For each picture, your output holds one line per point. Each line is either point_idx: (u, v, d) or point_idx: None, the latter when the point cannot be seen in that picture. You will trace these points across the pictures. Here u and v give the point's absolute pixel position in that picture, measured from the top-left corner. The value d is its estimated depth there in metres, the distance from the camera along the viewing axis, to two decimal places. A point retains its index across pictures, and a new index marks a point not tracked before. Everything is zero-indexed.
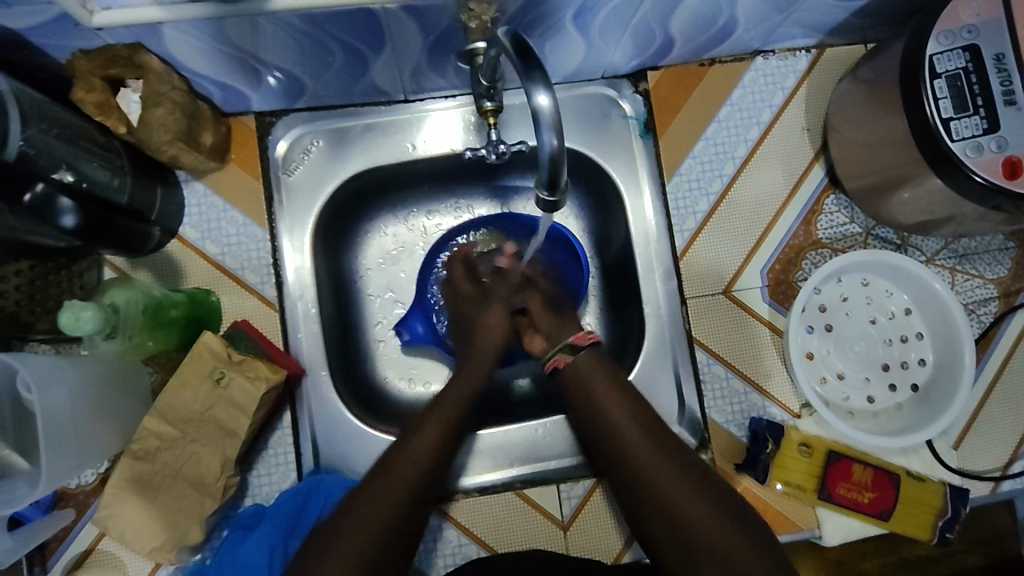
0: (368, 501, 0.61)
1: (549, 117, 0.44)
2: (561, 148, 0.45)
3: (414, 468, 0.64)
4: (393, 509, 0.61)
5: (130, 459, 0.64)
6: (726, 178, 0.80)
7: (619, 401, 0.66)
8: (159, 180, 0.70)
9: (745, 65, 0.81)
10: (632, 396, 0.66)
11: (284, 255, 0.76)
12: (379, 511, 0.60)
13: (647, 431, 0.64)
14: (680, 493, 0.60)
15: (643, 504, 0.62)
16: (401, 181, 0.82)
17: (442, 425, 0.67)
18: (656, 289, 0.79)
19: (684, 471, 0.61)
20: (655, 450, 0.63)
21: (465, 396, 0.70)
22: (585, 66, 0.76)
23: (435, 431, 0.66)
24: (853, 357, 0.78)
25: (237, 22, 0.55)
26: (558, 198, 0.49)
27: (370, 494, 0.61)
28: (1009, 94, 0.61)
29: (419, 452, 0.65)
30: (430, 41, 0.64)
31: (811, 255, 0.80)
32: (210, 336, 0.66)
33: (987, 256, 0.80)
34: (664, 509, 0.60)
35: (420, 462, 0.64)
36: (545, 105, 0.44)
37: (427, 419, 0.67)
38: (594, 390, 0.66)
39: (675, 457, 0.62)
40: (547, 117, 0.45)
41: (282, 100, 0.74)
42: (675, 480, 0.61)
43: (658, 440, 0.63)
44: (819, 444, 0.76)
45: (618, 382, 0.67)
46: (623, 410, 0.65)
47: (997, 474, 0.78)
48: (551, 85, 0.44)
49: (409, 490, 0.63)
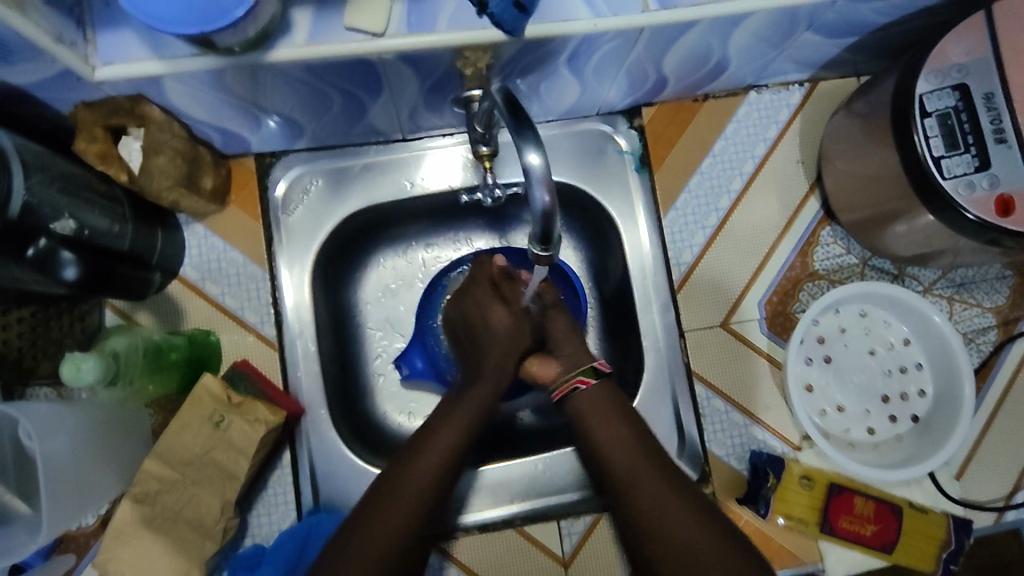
0: (375, 521, 0.61)
1: (540, 173, 0.44)
2: (554, 204, 0.46)
3: (413, 505, 0.62)
4: (395, 533, 0.61)
5: (131, 503, 0.63)
6: (722, 212, 0.81)
7: (624, 433, 0.66)
8: (160, 224, 0.71)
9: (739, 99, 0.82)
10: (634, 430, 0.67)
11: (283, 300, 0.76)
12: (381, 540, 0.60)
13: (650, 463, 0.64)
14: (684, 526, 0.60)
15: (641, 535, 0.62)
16: (401, 218, 0.83)
17: (449, 448, 0.65)
18: (654, 321, 0.79)
19: (687, 504, 0.61)
20: (659, 480, 0.63)
21: (466, 422, 0.67)
22: (581, 104, 0.77)
23: (436, 454, 0.65)
24: (853, 388, 0.78)
25: (236, 72, 0.56)
26: (550, 249, 0.50)
27: (372, 522, 0.61)
28: (999, 132, 0.61)
29: (423, 480, 0.63)
30: (427, 86, 0.65)
31: (808, 287, 0.80)
32: (209, 379, 0.66)
33: (985, 285, 0.81)
34: (665, 541, 0.60)
35: (426, 490, 0.63)
36: (536, 162, 0.44)
37: (430, 440, 0.66)
38: (598, 420, 0.67)
39: (678, 489, 0.63)
40: (538, 173, 0.45)
41: (282, 142, 0.75)
42: (675, 515, 0.61)
43: (660, 472, 0.64)
44: (820, 476, 0.75)
45: (622, 413, 0.68)
46: (628, 441, 0.66)
47: (1000, 504, 0.77)
48: (542, 143, 0.45)
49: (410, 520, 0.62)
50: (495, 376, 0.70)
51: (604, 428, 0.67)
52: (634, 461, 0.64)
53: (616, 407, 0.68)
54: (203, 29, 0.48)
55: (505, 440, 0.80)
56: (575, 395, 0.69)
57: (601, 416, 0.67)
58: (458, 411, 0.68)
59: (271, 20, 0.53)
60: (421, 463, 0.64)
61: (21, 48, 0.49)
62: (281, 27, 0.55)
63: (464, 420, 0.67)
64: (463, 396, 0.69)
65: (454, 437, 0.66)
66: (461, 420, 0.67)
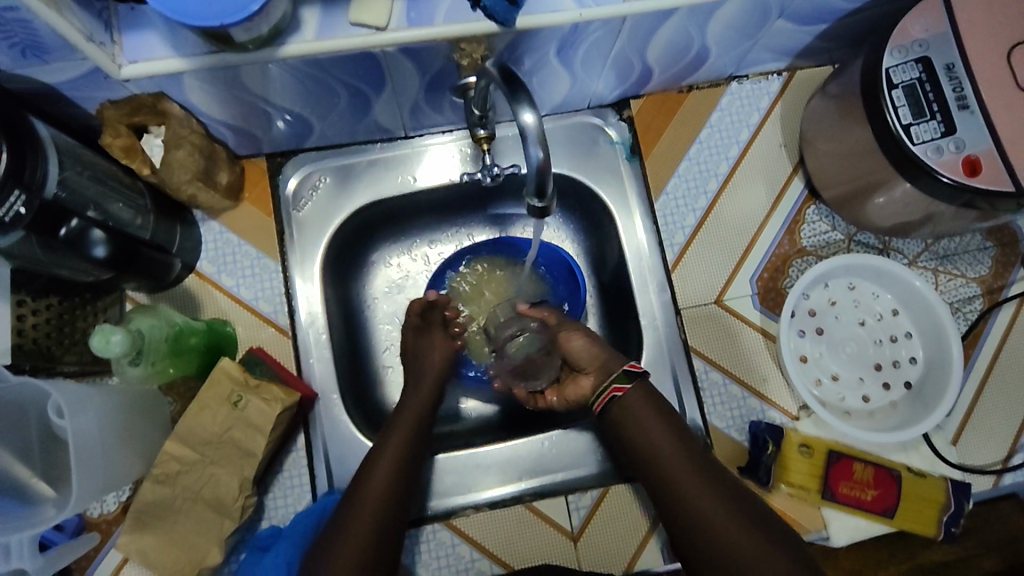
0: (359, 512, 0.64)
1: (533, 132, 0.48)
2: (547, 161, 0.49)
3: (378, 494, 0.66)
4: (375, 521, 0.64)
5: (152, 483, 0.67)
6: (710, 195, 0.85)
7: (655, 415, 0.68)
8: (178, 219, 0.75)
9: (722, 89, 0.87)
10: (681, 431, 0.68)
11: (297, 302, 0.80)
12: (361, 531, 0.63)
13: (681, 450, 0.66)
14: (712, 513, 0.63)
15: (683, 533, 0.64)
16: (405, 214, 0.88)
17: (401, 448, 0.68)
18: (651, 301, 0.83)
19: (731, 513, 0.63)
20: (700, 486, 0.64)
21: (416, 416, 0.72)
22: (571, 97, 0.82)
23: (395, 444, 0.69)
24: (846, 358, 0.80)
25: (250, 69, 0.61)
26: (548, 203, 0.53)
27: (356, 513, 0.64)
28: (962, 99, 0.65)
29: (386, 474, 0.66)
30: (427, 80, 0.70)
31: (797, 263, 0.83)
32: (227, 361, 0.69)
33: (968, 256, 0.84)
34: (690, 520, 0.63)
35: (394, 480, 0.67)
36: (528, 121, 0.47)
37: (392, 433, 0.70)
38: (640, 428, 0.67)
39: (721, 495, 0.64)
40: (532, 133, 0.49)
41: (291, 141, 0.79)
42: (692, 489, 0.64)
43: (702, 476, 0.65)
44: (819, 444, 0.77)
45: (664, 415, 0.68)
46: (670, 443, 0.66)
47: (998, 468, 0.79)
48: (535, 105, 0.48)
49: (381, 506, 0.65)
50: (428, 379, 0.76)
51: (648, 434, 0.67)
52: (679, 472, 0.65)
53: (656, 408, 0.68)
54: (222, 23, 0.53)
55: (510, 429, 0.85)
56: (619, 403, 0.68)
57: (642, 408, 0.68)
58: (405, 410, 0.72)
59: (282, 19, 0.59)
60: (385, 458, 0.67)
61: (56, 47, 0.54)
62: (292, 25, 0.60)
63: (411, 415, 0.72)
64: (411, 394, 0.74)
65: (408, 430, 0.70)
66: (412, 415, 0.72)
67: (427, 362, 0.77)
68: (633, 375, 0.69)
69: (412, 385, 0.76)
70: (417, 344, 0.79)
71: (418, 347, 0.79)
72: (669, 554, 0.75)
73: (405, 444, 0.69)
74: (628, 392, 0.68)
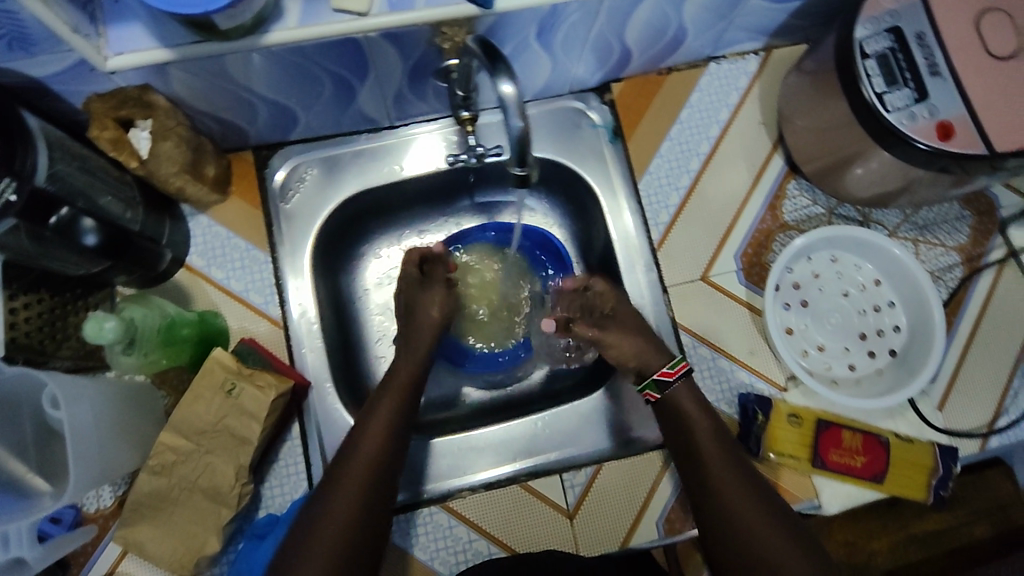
0: (340, 487, 0.63)
1: (513, 102, 0.49)
2: (527, 130, 0.50)
3: (364, 465, 0.64)
4: (358, 497, 0.62)
5: (148, 474, 0.67)
6: (692, 174, 0.87)
7: (704, 417, 0.68)
8: (167, 214, 0.76)
9: (700, 70, 0.89)
10: (719, 424, 0.68)
11: (288, 292, 0.80)
12: (344, 506, 0.61)
13: (727, 454, 0.66)
14: (744, 511, 0.61)
15: (712, 531, 0.62)
16: (393, 204, 0.89)
17: (385, 423, 0.68)
18: (638, 279, 0.84)
19: (765, 516, 0.61)
20: (741, 487, 0.63)
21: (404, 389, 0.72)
22: (554, 81, 0.84)
23: (382, 420, 0.68)
24: (831, 328, 0.81)
25: (234, 58, 0.62)
26: (530, 171, 0.54)
27: (338, 488, 0.63)
28: (934, 67, 0.66)
29: (371, 447, 0.66)
30: (410, 66, 0.71)
31: (780, 238, 0.85)
32: (221, 351, 0.69)
33: (946, 226, 0.86)
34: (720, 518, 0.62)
35: (378, 455, 0.65)
36: (508, 91, 0.49)
37: (376, 409, 0.69)
38: (687, 427, 0.68)
39: (757, 497, 0.62)
40: (512, 103, 0.50)
41: (278, 132, 0.80)
42: (730, 490, 0.63)
43: (731, 464, 0.65)
44: (808, 414, 0.78)
45: (704, 404, 0.69)
46: (715, 446, 0.66)
47: (984, 431, 0.80)
48: (514, 74, 0.49)
49: (370, 472, 0.64)
50: (416, 350, 0.76)
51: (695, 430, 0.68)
52: (720, 473, 0.64)
53: (705, 410, 0.69)
54: (207, 10, 0.54)
55: (503, 414, 0.86)
56: (668, 396, 0.70)
57: (694, 410, 0.69)
58: (390, 388, 0.72)
59: (265, 7, 0.59)
60: (368, 433, 0.67)
61: (43, 38, 0.54)
62: (274, 14, 0.61)
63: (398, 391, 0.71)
64: (398, 370, 0.74)
65: (394, 405, 0.70)
66: (400, 393, 0.71)
67: (421, 317, 0.78)
68: (662, 383, 0.70)
69: (401, 351, 0.76)
70: (416, 297, 0.80)
71: (415, 302, 0.79)
72: (665, 527, 0.76)
73: (392, 417, 0.68)
74: (676, 381, 0.70)
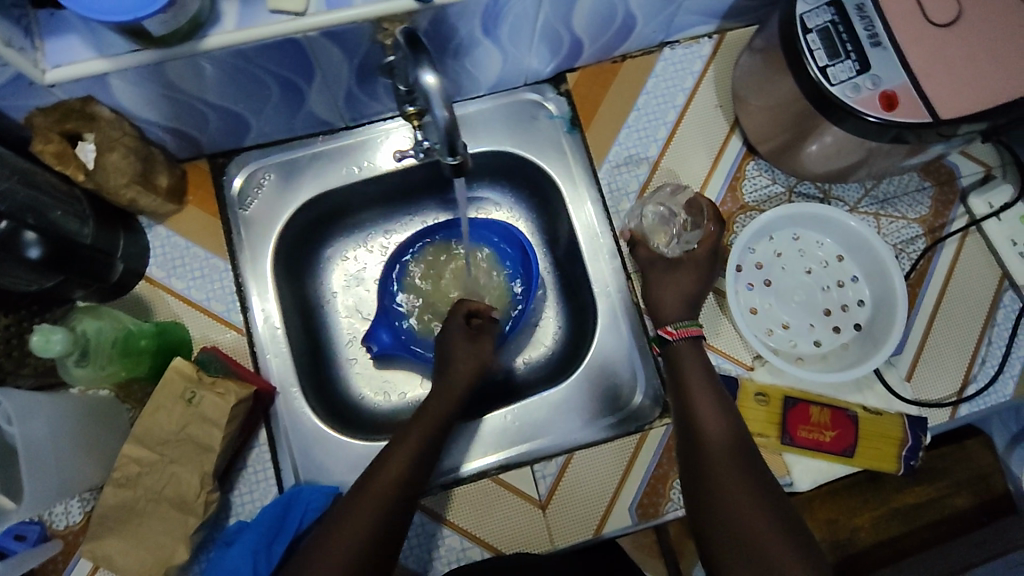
0: (360, 501, 0.63)
1: (437, 93, 0.52)
2: (453, 118, 0.52)
3: (389, 482, 0.65)
4: (380, 511, 0.63)
5: (113, 487, 0.67)
6: (651, 160, 0.87)
7: (711, 402, 0.68)
8: (121, 226, 0.76)
9: (655, 56, 0.89)
10: (728, 414, 0.67)
11: (251, 300, 0.80)
12: (360, 519, 0.62)
13: (730, 439, 0.64)
14: (738, 496, 0.60)
15: (705, 513, 0.61)
16: (356, 206, 0.89)
17: (415, 442, 0.69)
18: (603, 268, 0.84)
19: (761, 502, 0.59)
20: (738, 471, 0.62)
21: (444, 413, 0.73)
22: (507, 74, 0.83)
23: (411, 443, 0.69)
24: (795, 306, 0.82)
25: (173, 64, 0.62)
26: (462, 160, 0.57)
27: (360, 502, 0.63)
28: (874, 37, 0.66)
29: (398, 464, 0.66)
30: (356, 64, 0.71)
31: (741, 220, 0.85)
32: (181, 361, 0.69)
33: (907, 198, 0.86)
34: (713, 502, 0.60)
35: (404, 473, 0.66)
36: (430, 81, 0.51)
37: (410, 429, 0.70)
38: (693, 413, 0.68)
39: (754, 483, 0.61)
40: (437, 94, 0.53)
41: (232, 139, 0.80)
42: (726, 472, 0.62)
43: (734, 453, 0.63)
44: (775, 392, 0.78)
45: (716, 395, 0.69)
46: (718, 432, 0.65)
47: (954, 400, 0.80)
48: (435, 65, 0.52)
49: (381, 515, 0.62)
50: (458, 384, 0.76)
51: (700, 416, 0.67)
52: (718, 456, 0.63)
53: (715, 396, 0.68)
54: (137, 16, 0.54)
55: (472, 413, 0.84)
56: (670, 350, 0.75)
57: (701, 396, 0.68)
58: (428, 411, 0.73)
59: (200, 11, 0.59)
60: (398, 452, 0.67)
61: None
62: (211, 18, 0.61)
63: (436, 415, 0.72)
64: (435, 399, 0.74)
65: (426, 429, 0.71)
66: (436, 415, 0.72)
67: (456, 368, 0.78)
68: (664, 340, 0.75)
69: (442, 380, 0.77)
70: (461, 347, 0.80)
71: (454, 351, 0.79)
72: (638, 512, 0.76)
73: (422, 439, 0.69)
74: (677, 339, 0.74)
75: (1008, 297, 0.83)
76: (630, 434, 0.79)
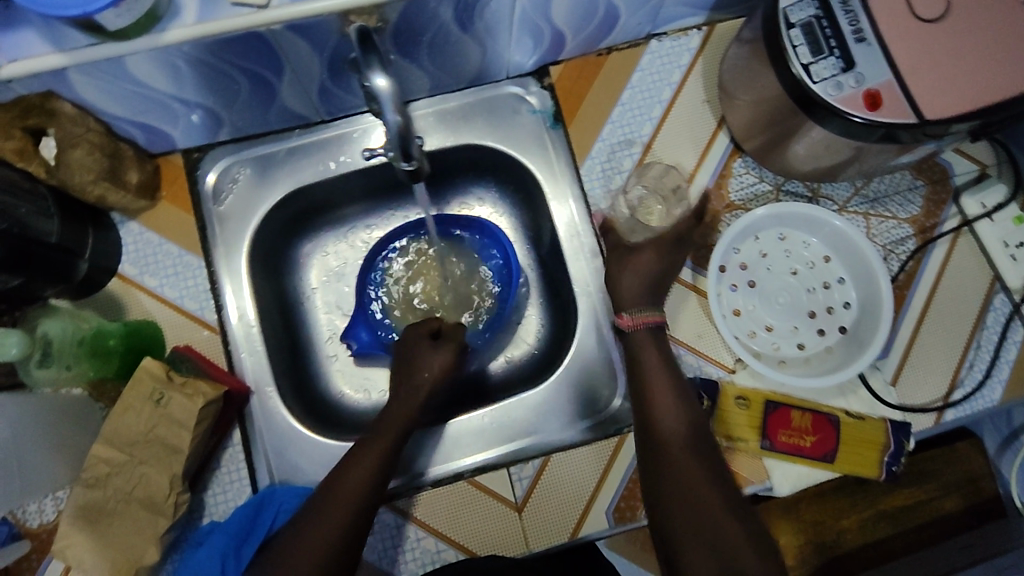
0: (333, 504, 0.63)
1: (387, 95, 0.53)
2: (404, 122, 0.54)
3: (358, 485, 0.64)
4: (349, 513, 0.62)
5: (82, 487, 0.66)
6: (635, 156, 0.85)
7: (675, 404, 0.66)
8: (91, 223, 0.75)
9: (641, 49, 0.86)
10: (692, 416, 0.66)
11: (226, 297, 0.79)
12: (330, 523, 0.61)
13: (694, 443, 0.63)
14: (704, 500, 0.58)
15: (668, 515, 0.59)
16: (335, 201, 0.88)
17: (383, 445, 0.68)
18: (583, 267, 0.83)
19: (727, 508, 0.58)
20: (703, 476, 0.60)
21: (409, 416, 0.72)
22: (487, 67, 0.82)
23: (378, 448, 0.68)
24: (779, 308, 0.80)
25: (134, 60, 0.60)
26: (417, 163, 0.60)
27: (333, 504, 0.63)
28: (859, 33, 0.64)
29: (367, 467, 0.66)
30: (326, 58, 0.69)
31: (726, 218, 0.83)
32: (149, 361, 0.68)
33: (898, 197, 0.84)
34: (678, 505, 0.59)
35: (374, 475, 0.65)
36: (381, 85, 0.53)
37: (376, 432, 0.70)
38: (660, 414, 0.66)
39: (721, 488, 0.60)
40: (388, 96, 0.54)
41: (207, 133, 0.79)
42: (692, 477, 0.60)
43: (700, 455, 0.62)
44: (756, 395, 0.77)
45: (681, 395, 0.67)
46: (684, 435, 0.64)
47: (939, 404, 0.79)
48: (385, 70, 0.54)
49: (350, 519, 0.62)
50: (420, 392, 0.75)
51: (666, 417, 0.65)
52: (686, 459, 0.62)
53: (681, 396, 0.67)
54: (85, 10, 0.52)
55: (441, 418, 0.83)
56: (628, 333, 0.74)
57: (665, 397, 0.67)
58: (393, 415, 0.72)
59: (158, 3, 0.57)
60: (368, 455, 0.67)
61: None
62: (171, 11, 0.59)
63: (402, 420, 0.72)
64: (399, 404, 0.73)
65: (394, 433, 0.70)
66: (402, 418, 0.72)
67: (417, 375, 0.76)
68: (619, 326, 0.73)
69: (404, 385, 0.76)
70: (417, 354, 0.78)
71: (414, 357, 0.78)
72: (615, 515, 0.75)
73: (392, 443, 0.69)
74: (634, 331, 0.72)
75: (999, 300, 0.81)
76: (609, 437, 0.78)
